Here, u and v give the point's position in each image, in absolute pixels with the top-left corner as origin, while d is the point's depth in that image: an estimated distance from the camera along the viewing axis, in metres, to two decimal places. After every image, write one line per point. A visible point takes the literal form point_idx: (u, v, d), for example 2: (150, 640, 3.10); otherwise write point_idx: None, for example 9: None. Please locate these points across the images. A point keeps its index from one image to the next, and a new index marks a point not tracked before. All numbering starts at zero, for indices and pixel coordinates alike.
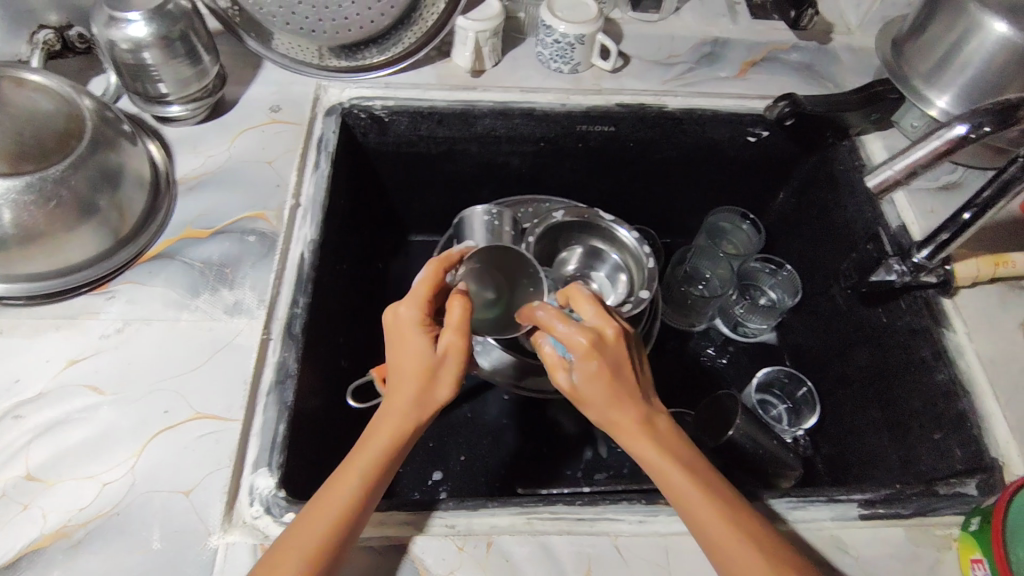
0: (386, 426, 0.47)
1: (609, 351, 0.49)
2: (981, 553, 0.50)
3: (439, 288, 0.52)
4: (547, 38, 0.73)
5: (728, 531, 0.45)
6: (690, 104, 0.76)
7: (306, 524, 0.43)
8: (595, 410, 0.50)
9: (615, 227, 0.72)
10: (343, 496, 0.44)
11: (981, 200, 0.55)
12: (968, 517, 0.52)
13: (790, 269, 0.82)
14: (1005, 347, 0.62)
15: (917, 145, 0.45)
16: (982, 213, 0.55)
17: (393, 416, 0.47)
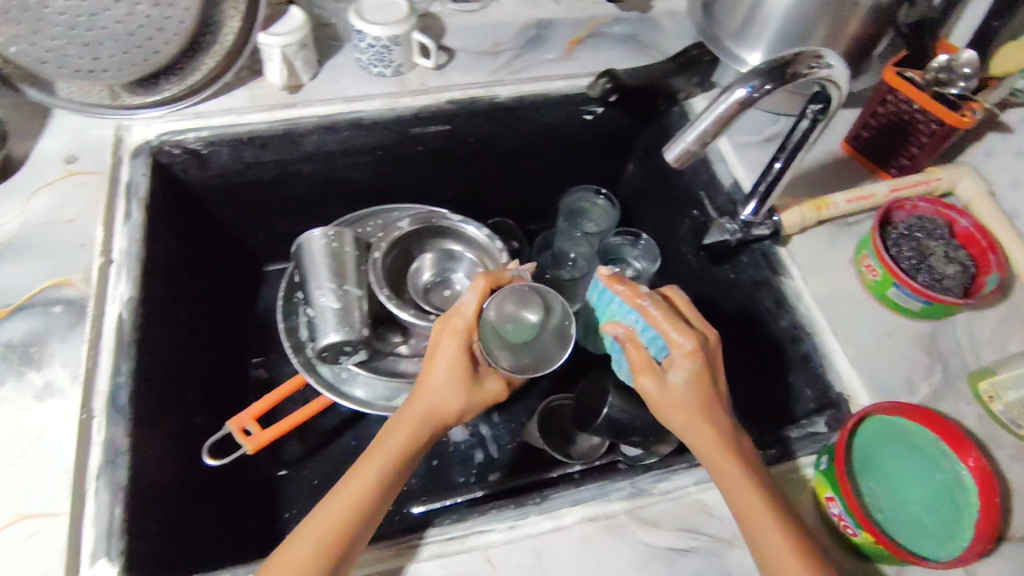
0: (400, 436, 0.51)
1: (710, 360, 0.53)
2: (830, 491, 0.52)
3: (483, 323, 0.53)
4: (361, 43, 0.70)
5: (797, 555, 0.45)
6: (520, 91, 0.75)
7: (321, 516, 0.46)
8: (674, 408, 0.51)
9: (463, 226, 0.71)
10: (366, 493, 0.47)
11: (790, 144, 0.57)
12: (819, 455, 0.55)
13: (646, 238, 0.82)
14: (838, 284, 0.65)
15: (703, 112, 0.46)
16: (793, 157, 0.57)
17: (407, 429, 0.51)
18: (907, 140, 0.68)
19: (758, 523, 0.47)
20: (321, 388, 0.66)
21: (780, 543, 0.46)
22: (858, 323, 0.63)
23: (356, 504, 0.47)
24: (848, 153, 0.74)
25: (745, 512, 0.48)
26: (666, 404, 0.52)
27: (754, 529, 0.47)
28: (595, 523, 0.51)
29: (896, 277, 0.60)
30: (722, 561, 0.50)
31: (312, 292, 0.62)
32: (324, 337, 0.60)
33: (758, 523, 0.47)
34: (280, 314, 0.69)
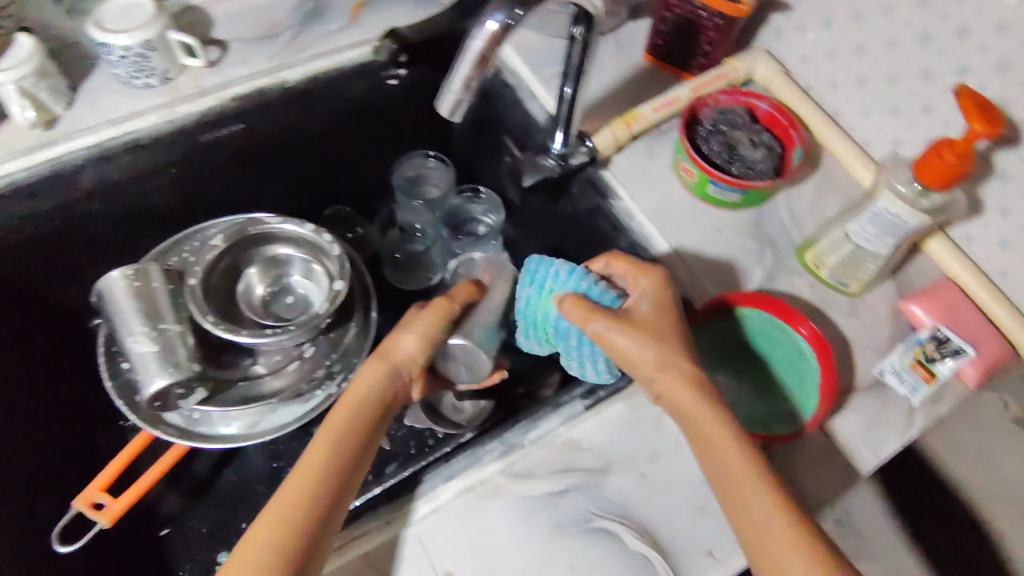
0: (354, 401, 0.52)
1: (675, 311, 0.54)
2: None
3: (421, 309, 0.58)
4: (111, 57, 0.64)
5: (787, 523, 0.43)
6: (310, 69, 0.71)
7: (285, 494, 0.47)
8: (650, 343, 0.51)
9: (282, 226, 0.66)
10: (313, 478, 0.47)
11: (576, 58, 0.54)
12: None
13: (487, 192, 0.81)
14: (665, 194, 0.66)
15: (461, 53, 0.43)
16: (582, 71, 0.55)
17: (354, 398, 0.53)
18: (697, 39, 0.69)
19: (748, 481, 0.45)
20: (173, 438, 0.62)
21: (768, 508, 0.44)
22: (689, 227, 0.64)
23: (319, 466, 0.48)
24: (651, 63, 0.74)
25: (732, 470, 0.46)
26: (642, 341, 0.51)
27: (732, 480, 0.46)
28: (470, 492, 0.51)
29: (710, 175, 0.61)
30: (601, 491, 0.51)
31: (126, 341, 0.57)
32: (149, 384, 0.56)
33: (736, 472, 0.46)
34: (103, 373, 0.63)
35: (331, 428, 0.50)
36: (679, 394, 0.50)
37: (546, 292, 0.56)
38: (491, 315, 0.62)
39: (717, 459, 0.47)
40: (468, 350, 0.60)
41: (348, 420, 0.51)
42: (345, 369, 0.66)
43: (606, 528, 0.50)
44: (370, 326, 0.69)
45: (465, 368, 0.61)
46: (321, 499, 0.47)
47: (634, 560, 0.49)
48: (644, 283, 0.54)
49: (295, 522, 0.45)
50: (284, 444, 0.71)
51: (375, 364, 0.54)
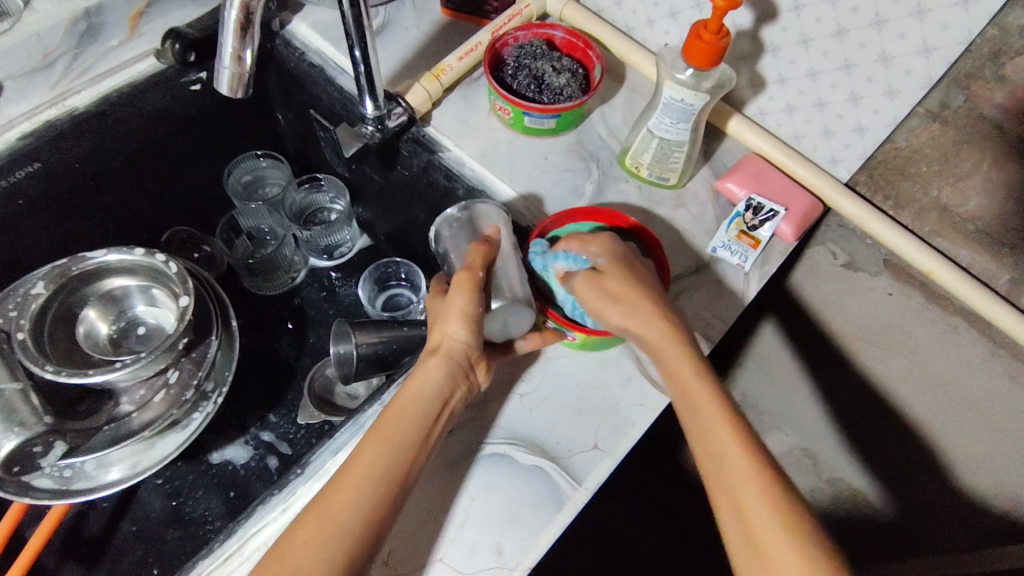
0: (408, 404, 0.49)
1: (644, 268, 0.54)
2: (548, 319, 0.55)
3: (472, 269, 0.52)
4: None
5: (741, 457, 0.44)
6: (99, 91, 0.67)
7: (345, 495, 0.45)
8: (640, 300, 0.51)
9: (107, 258, 0.62)
10: (363, 501, 0.45)
11: (352, 21, 0.55)
12: None
13: (327, 177, 0.81)
14: (489, 136, 0.68)
15: (222, 22, 0.44)
16: (365, 34, 0.56)
17: (407, 403, 0.49)
18: None
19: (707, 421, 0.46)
20: (49, 500, 0.56)
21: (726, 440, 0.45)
22: (518, 162, 0.67)
23: (377, 487, 0.45)
24: (450, 16, 0.75)
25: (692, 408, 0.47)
26: (632, 299, 0.51)
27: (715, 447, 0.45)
28: None
29: (523, 107, 0.64)
30: (486, 422, 0.54)
31: None
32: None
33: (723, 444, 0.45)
34: None
35: (387, 432, 0.48)
36: (670, 350, 0.50)
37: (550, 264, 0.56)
38: (514, 268, 0.55)
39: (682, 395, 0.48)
40: (512, 302, 0.52)
41: (403, 424, 0.48)
42: (217, 385, 0.65)
43: (497, 452, 0.52)
44: (232, 334, 0.68)
45: (506, 325, 0.53)
46: (378, 501, 0.45)
47: (527, 471, 0.51)
48: (606, 247, 0.54)
49: (352, 526, 0.44)
50: (178, 479, 0.69)
51: (427, 359, 0.50)
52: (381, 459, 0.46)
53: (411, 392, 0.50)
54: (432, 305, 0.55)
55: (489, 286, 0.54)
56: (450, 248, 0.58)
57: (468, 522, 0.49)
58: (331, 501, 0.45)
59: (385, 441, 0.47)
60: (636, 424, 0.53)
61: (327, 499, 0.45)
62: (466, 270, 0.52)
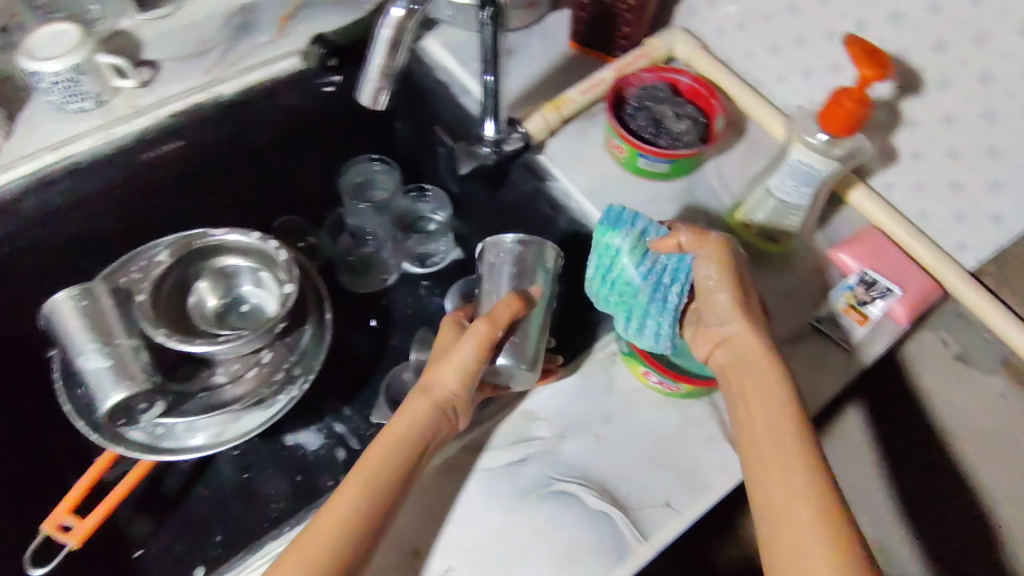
0: (390, 440, 0.50)
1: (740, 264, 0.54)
2: (643, 365, 0.55)
3: (495, 317, 0.52)
4: (42, 82, 0.64)
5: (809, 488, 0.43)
6: (245, 82, 0.72)
7: (319, 531, 0.45)
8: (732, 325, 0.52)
9: (228, 236, 0.66)
10: (342, 529, 0.45)
11: (488, 45, 0.56)
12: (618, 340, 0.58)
13: (433, 189, 0.85)
14: (601, 171, 0.68)
15: (373, 41, 0.46)
16: (498, 61, 0.57)
17: (388, 440, 0.50)
18: (615, 22, 0.71)
19: (776, 436, 0.46)
20: (138, 454, 0.61)
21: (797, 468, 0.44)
22: (626, 201, 0.66)
23: (355, 521, 0.45)
24: (577, 50, 0.77)
25: (764, 425, 0.47)
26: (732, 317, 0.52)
27: (772, 484, 0.45)
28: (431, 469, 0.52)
29: (639, 148, 0.64)
30: (558, 458, 0.53)
31: (78, 360, 0.57)
32: (106, 399, 0.56)
33: (781, 480, 0.44)
34: (64, 402, 0.62)
35: (366, 468, 0.48)
36: (756, 363, 0.50)
37: (638, 237, 0.55)
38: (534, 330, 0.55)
39: (750, 411, 0.49)
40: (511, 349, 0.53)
41: (384, 461, 0.48)
42: (305, 371, 0.67)
43: (565, 490, 0.51)
44: (325, 326, 0.71)
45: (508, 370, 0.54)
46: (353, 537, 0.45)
47: (594, 516, 0.50)
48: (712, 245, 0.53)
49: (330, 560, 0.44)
50: (251, 454, 0.71)
51: (417, 398, 0.51)
52: (361, 492, 0.47)
53: (396, 428, 0.50)
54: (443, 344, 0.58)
55: (503, 338, 0.54)
56: (486, 271, 0.59)
57: (528, 557, 0.49)
58: (313, 530, 0.45)
59: (366, 477, 0.48)
60: (712, 487, 0.52)
61: (310, 528, 0.46)
62: (490, 322, 0.52)
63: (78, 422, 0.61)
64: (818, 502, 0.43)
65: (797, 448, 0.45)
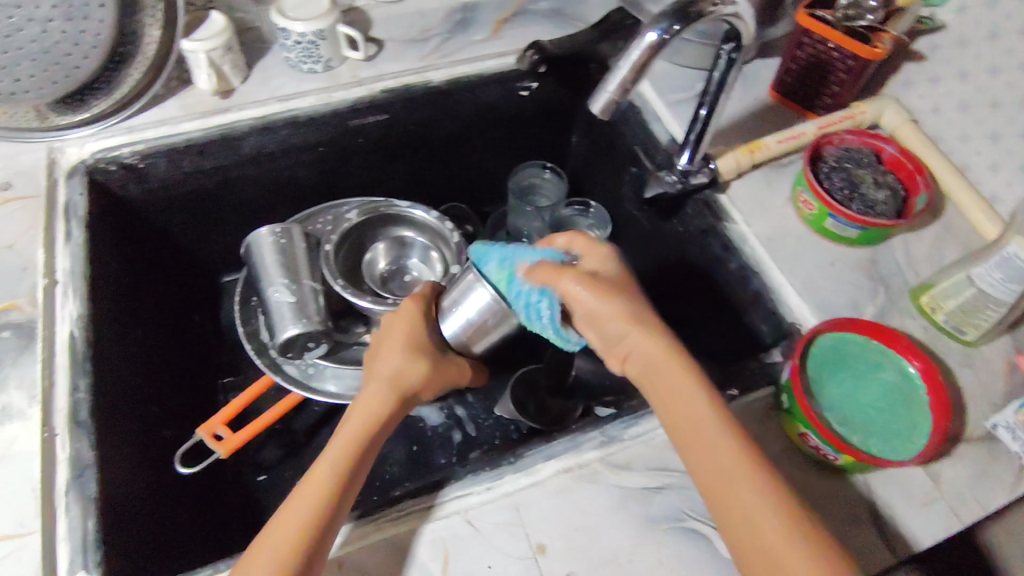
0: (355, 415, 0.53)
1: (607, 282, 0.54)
2: (803, 428, 0.53)
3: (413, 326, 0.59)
4: (287, 41, 0.70)
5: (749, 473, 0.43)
6: (454, 72, 0.76)
7: (292, 503, 0.46)
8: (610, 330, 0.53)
9: (412, 211, 0.71)
10: (321, 495, 0.46)
11: (715, 78, 0.56)
12: (779, 396, 0.56)
13: (597, 206, 0.85)
14: (781, 223, 0.67)
15: (621, 58, 0.47)
16: (721, 93, 0.57)
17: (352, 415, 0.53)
18: (827, 80, 0.71)
19: (699, 427, 0.46)
20: (290, 386, 0.66)
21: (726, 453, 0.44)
22: (802, 258, 0.65)
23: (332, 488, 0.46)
24: (776, 100, 0.76)
25: (685, 419, 0.47)
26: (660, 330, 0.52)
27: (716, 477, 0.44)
28: (569, 473, 0.52)
29: (831, 208, 0.62)
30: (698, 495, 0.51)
31: (266, 291, 0.63)
32: (283, 331, 0.61)
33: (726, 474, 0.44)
34: (241, 327, 0.68)
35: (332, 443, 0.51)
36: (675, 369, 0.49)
37: (503, 266, 0.55)
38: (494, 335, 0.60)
39: (670, 410, 0.49)
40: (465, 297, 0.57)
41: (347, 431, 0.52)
42: None
43: (700, 530, 0.50)
44: None
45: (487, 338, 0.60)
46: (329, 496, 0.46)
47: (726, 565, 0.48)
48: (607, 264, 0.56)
49: (307, 517, 0.44)
50: None
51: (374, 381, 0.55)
52: (331, 464, 0.48)
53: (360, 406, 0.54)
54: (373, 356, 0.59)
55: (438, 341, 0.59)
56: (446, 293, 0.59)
57: None
58: (293, 500, 0.46)
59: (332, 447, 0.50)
60: None
61: (291, 501, 0.46)
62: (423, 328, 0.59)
63: (248, 343, 0.67)
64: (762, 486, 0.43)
65: (721, 433, 0.45)
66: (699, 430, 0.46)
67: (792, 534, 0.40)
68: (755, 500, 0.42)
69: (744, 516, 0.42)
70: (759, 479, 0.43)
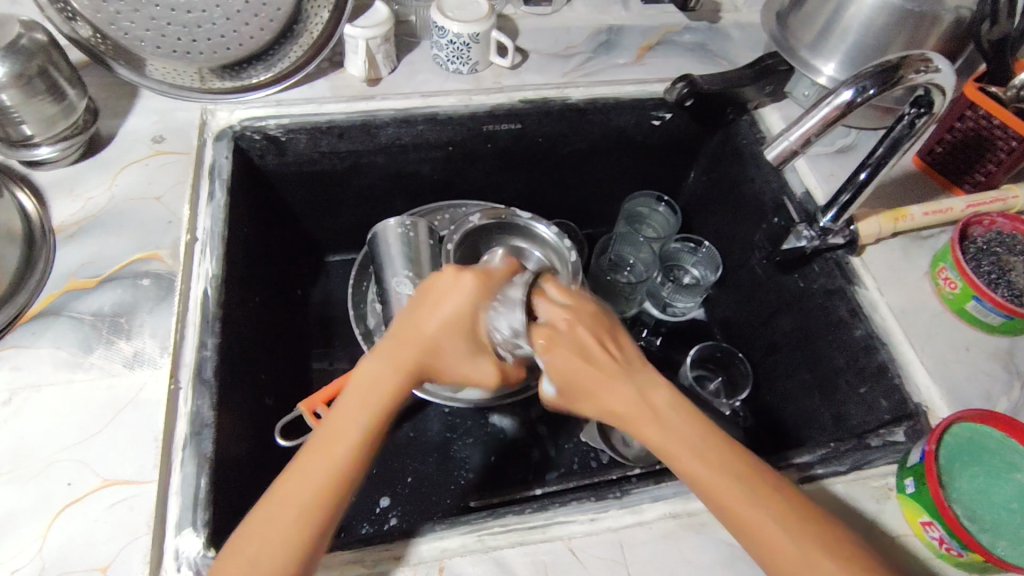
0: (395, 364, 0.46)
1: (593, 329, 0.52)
2: (928, 516, 0.50)
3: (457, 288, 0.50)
4: (442, 39, 0.71)
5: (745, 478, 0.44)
6: (593, 93, 0.75)
7: (309, 475, 0.41)
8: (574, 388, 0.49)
9: (535, 224, 0.71)
10: (315, 494, 0.41)
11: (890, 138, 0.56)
12: (904, 478, 0.53)
13: (709, 246, 0.83)
14: (915, 297, 0.64)
15: (810, 113, 0.47)
16: (892, 154, 0.56)
17: (391, 366, 0.46)
18: (983, 158, 0.68)
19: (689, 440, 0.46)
20: None
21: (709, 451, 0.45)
22: (934, 336, 0.62)
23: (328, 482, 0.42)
24: (920, 168, 0.74)
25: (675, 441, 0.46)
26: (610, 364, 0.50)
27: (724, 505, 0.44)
28: (676, 520, 0.50)
29: (978, 290, 0.60)
30: None
31: (390, 282, 0.64)
32: None
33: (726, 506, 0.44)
34: (352, 306, 0.69)
35: (360, 395, 0.44)
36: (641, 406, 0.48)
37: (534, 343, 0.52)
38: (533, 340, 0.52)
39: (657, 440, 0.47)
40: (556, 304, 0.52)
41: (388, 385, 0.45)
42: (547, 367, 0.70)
43: None
44: None
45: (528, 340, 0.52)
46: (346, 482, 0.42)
47: None
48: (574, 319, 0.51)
49: (313, 514, 0.41)
50: (461, 418, 0.76)
51: (435, 339, 0.47)
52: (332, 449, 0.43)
53: (403, 357, 0.46)
54: (427, 292, 0.49)
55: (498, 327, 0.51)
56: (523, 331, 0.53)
57: None
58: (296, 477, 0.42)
59: (357, 406, 0.44)
60: None
61: (284, 485, 0.42)
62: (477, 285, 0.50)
63: (357, 327, 0.68)
64: (770, 499, 0.43)
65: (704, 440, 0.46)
66: (691, 450, 0.45)
67: (811, 537, 0.42)
68: (771, 518, 0.42)
69: (758, 539, 0.42)
70: (764, 488, 0.44)
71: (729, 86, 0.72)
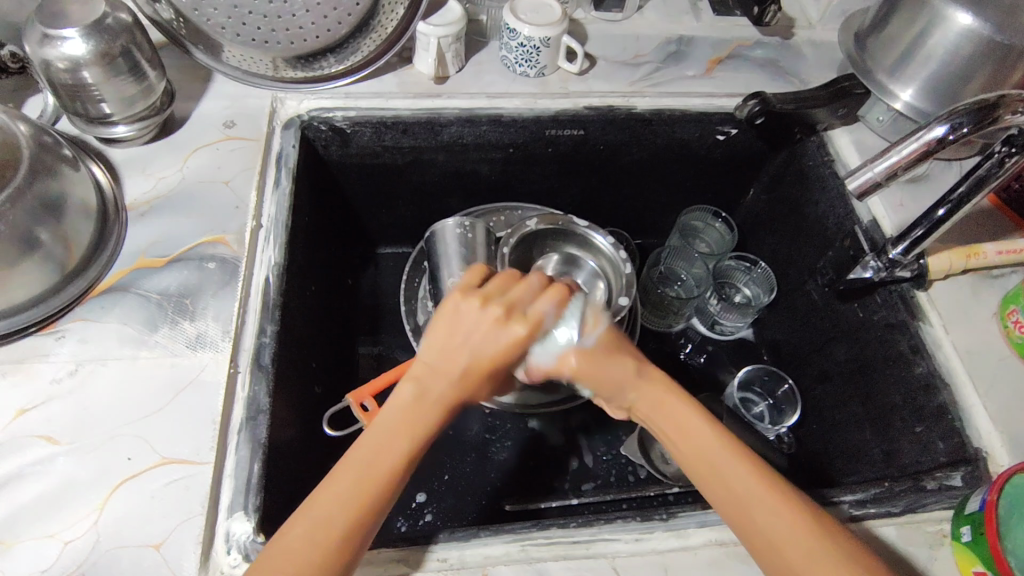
0: (430, 391, 0.47)
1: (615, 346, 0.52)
2: (982, 566, 0.49)
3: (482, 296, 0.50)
4: (512, 41, 0.71)
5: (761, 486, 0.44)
6: (659, 104, 0.74)
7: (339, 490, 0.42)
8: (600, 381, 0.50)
9: (591, 233, 0.70)
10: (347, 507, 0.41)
11: (975, 176, 0.54)
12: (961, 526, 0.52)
13: (764, 267, 0.82)
14: (982, 339, 0.62)
15: (897, 147, 0.46)
16: (976, 189, 0.54)
17: (442, 380, 0.47)
18: None
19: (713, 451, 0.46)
20: None
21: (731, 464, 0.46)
22: (1002, 382, 0.60)
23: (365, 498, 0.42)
24: (993, 204, 0.71)
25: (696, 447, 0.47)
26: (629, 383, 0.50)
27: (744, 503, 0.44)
28: (722, 547, 0.50)
29: None
30: None
31: (445, 280, 0.64)
32: None
33: (756, 510, 0.44)
34: (403, 298, 0.70)
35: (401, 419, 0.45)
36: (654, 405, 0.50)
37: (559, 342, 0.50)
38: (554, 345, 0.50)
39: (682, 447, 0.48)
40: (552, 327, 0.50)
41: (425, 410, 0.46)
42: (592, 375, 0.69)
43: None
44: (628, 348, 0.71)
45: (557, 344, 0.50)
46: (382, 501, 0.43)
47: None
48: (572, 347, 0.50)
49: (357, 519, 0.41)
50: (501, 420, 0.76)
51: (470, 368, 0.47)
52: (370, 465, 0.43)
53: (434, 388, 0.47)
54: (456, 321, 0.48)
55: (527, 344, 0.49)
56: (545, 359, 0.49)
57: None
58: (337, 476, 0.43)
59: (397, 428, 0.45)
60: None
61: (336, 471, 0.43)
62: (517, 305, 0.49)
63: (410, 321, 0.68)
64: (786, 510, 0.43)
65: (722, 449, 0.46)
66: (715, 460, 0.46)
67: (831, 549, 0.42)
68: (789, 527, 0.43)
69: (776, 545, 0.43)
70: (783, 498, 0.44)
71: (802, 106, 0.70)
